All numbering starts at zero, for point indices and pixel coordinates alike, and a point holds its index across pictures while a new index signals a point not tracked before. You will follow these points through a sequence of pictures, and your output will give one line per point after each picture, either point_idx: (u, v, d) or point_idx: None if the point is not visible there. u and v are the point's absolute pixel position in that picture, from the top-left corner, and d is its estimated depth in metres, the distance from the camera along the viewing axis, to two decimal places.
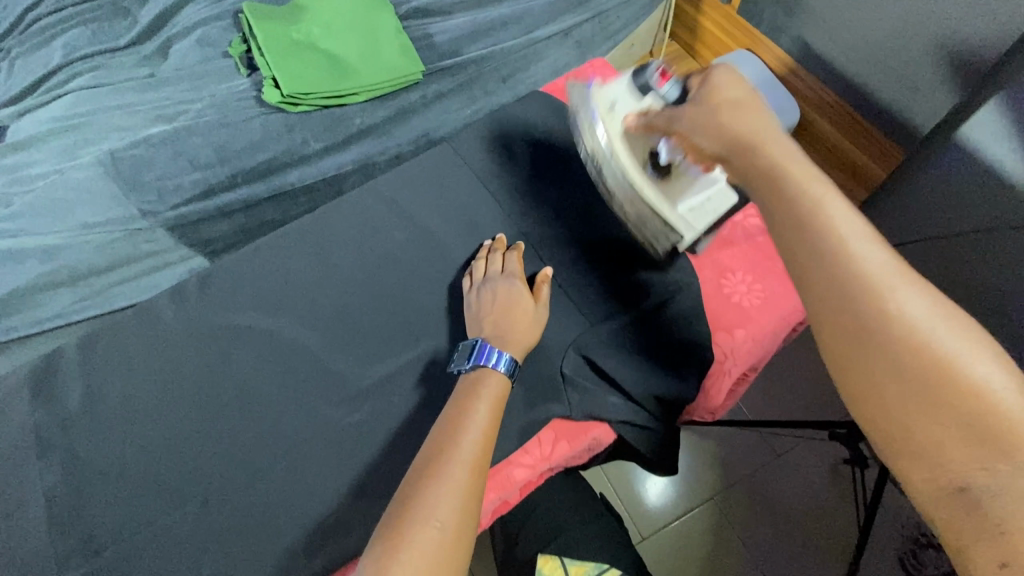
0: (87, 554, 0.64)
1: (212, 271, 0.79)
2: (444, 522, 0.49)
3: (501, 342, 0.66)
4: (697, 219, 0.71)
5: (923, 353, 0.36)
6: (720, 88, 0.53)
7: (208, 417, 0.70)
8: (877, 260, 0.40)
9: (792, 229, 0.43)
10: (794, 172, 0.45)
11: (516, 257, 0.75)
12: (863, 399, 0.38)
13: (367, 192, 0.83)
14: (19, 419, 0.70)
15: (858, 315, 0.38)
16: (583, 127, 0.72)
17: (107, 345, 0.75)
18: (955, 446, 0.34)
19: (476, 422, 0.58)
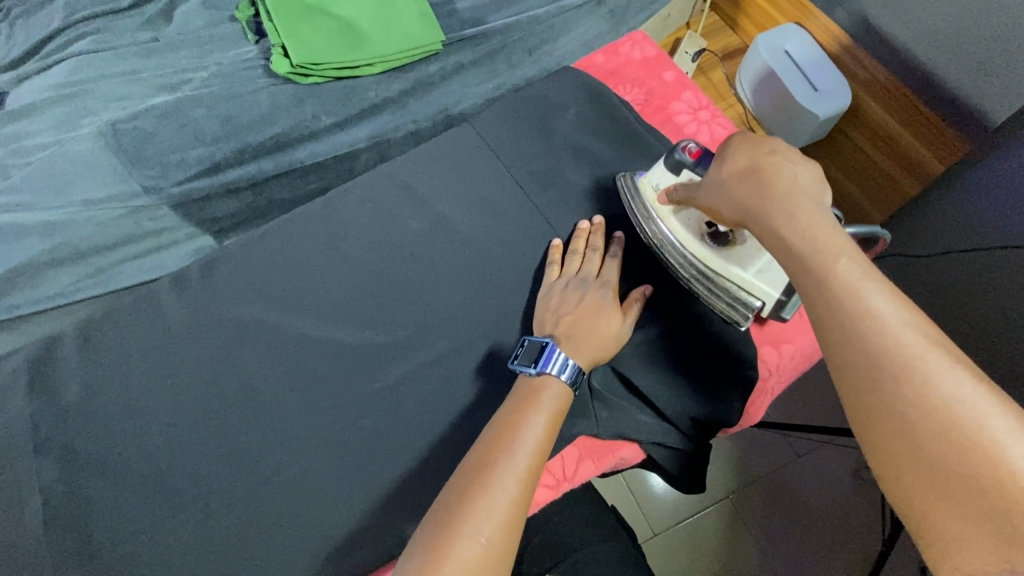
0: (83, 556, 0.61)
1: (216, 258, 0.74)
2: (489, 538, 0.46)
3: (574, 349, 0.61)
4: (771, 281, 0.64)
5: (951, 441, 0.36)
6: (734, 156, 0.55)
7: (210, 417, 0.66)
8: (907, 337, 0.40)
9: (820, 309, 0.43)
10: (813, 244, 0.46)
11: (617, 266, 0.68)
12: (895, 491, 0.38)
13: (381, 177, 0.77)
14: (15, 410, 0.67)
15: (881, 404, 0.39)
16: (630, 213, 0.70)
17: (106, 335, 0.71)
18: (993, 554, 0.33)
19: (533, 433, 0.54)
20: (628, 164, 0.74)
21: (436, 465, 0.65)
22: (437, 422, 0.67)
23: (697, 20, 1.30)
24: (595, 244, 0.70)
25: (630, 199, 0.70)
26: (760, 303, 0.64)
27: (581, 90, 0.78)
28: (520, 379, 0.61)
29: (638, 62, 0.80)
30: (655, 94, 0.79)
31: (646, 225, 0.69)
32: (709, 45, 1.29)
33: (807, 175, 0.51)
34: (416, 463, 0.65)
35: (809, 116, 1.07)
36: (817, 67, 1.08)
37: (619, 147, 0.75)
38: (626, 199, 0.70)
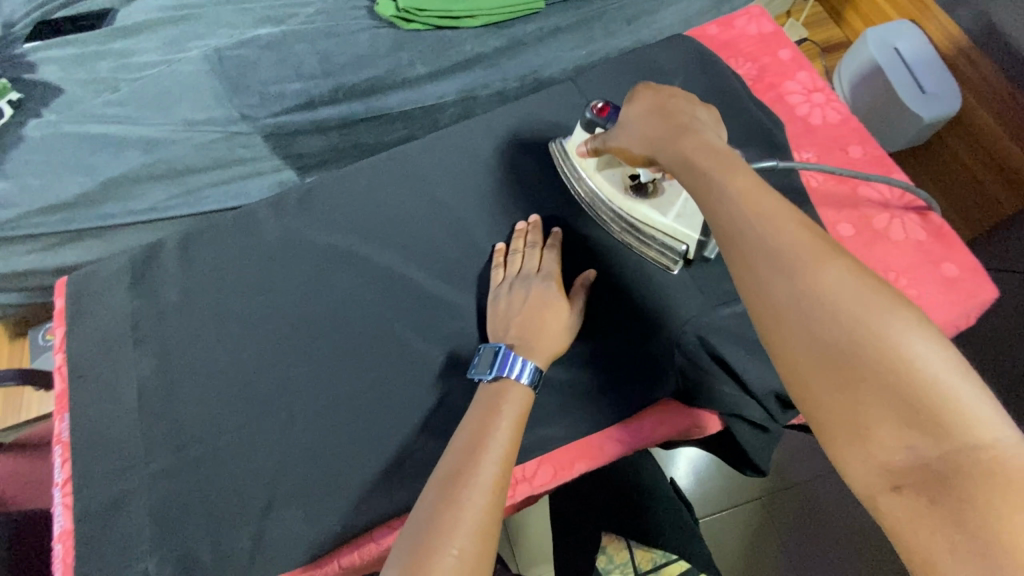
0: (172, 446, 0.64)
1: (313, 187, 0.76)
2: (461, 552, 0.45)
3: (527, 350, 0.60)
4: (692, 222, 0.64)
5: (851, 337, 0.36)
6: (640, 99, 0.57)
7: (297, 335, 0.68)
8: (793, 236, 0.41)
9: (722, 219, 0.44)
10: (712, 161, 0.47)
11: (557, 255, 0.67)
12: (796, 386, 0.38)
13: (479, 125, 0.77)
14: (120, 304, 0.72)
15: (782, 310, 0.39)
16: (566, 178, 0.73)
17: (204, 247, 0.74)
18: (884, 426, 0.35)
19: (498, 444, 0.53)
20: (738, 131, 0.69)
21: None
22: None
23: (800, 9, 1.28)
24: (533, 240, 0.68)
25: (565, 164, 0.72)
26: (685, 246, 0.64)
27: (691, 58, 0.75)
28: (478, 386, 0.60)
29: (755, 38, 0.77)
30: (771, 69, 0.75)
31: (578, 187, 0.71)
32: (811, 36, 1.26)
33: (705, 114, 0.54)
34: None
35: (913, 120, 1.03)
36: (929, 71, 1.03)
37: (727, 115, 0.71)
38: (561, 165, 0.73)
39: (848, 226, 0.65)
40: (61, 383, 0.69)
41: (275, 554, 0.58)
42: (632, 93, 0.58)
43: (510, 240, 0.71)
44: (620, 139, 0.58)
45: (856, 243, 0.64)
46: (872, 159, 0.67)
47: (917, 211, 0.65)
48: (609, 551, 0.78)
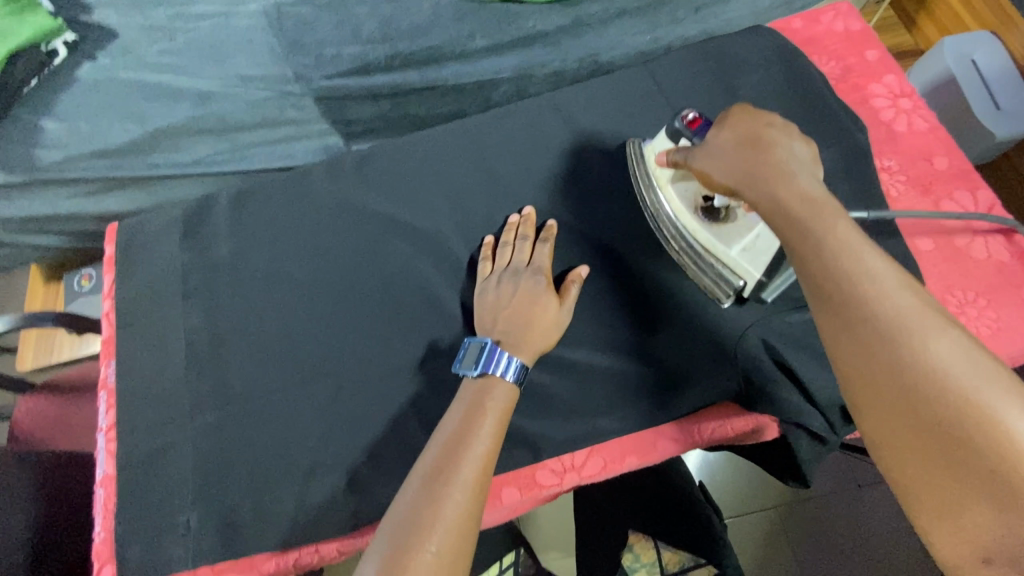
0: (218, 402, 0.64)
1: (370, 153, 0.75)
2: (439, 549, 0.46)
3: (513, 346, 0.58)
4: (758, 261, 0.58)
5: (945, 406, 0.36)
6: (735, 123, 0.52)
7: (347, 302, 0.67)
8: (894, 299, 0.40)
9: (819, 272, 0.43)
10: (812, 212, 0.45)
11: (548, 249, 0.66)
12: (888, 454, 0.39)
13: (544, 102, 0.75)
14: (170, 255, 0.72)
15: (874, 371, 0.39)
16: (637, 180, 0.68)
17: (257, 205, 0.73)
18: (978, 505, 0.34)
19: (481, 441, 0.52)
20: (817, 132, 0.67)
21: (556, 396, 0.61)
22: (565, 354, 0.62)
23: (870, 12, 1.24)
24: (522, 233, 0.67)
25: (640, 166, 0.67)
26: (743, 283, 0.60)
27: (772, 50, 0.72)
28: (464, 382, 0.59)
29: (841, 35, 0.74)
30: (857, 69, 0.71)
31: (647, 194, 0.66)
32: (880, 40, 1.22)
33: (807, 149, 0.49)
34: (535, 390, 0.61)
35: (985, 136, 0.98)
36: (1006, 84, 0.99)
37: (805, 114, 0.68)
38: (636, 165, 0.68)
39: (926, 240, 0.62)
40: (109, 329, 0.69)
41: (316, 519, 0.58)
42: (724, 114, 0.53)
43: (500, 233, 0.69)
44: (702, 160, 0.53)
45: (936, 258, 0.61)
46: (957, 172, 0.65)
47: (1003, 232, 0.62)
48: (635, 550, 0.79)
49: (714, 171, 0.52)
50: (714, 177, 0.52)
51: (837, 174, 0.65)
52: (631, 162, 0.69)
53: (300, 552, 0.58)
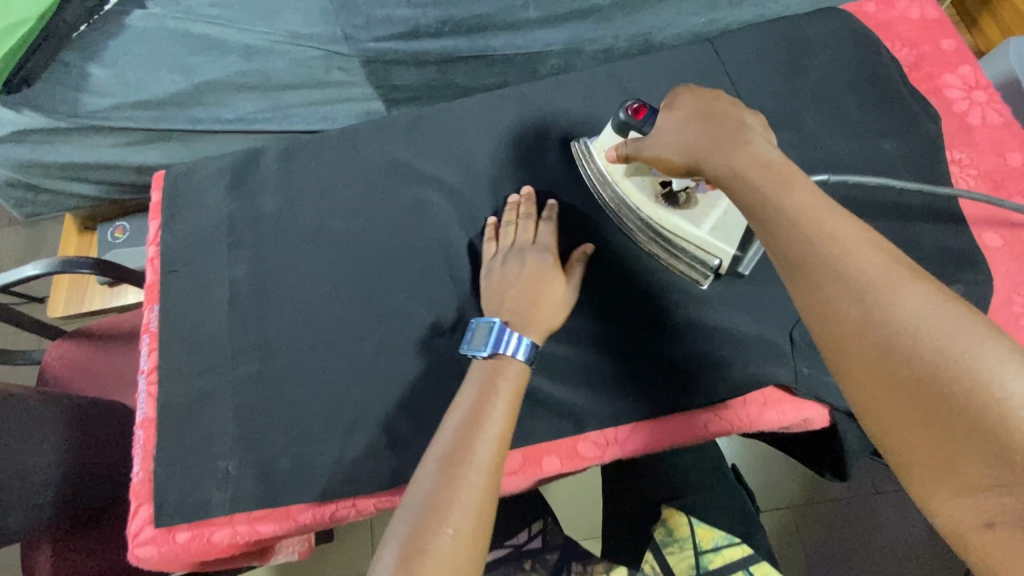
0: (261, 352, 0.63)
1: (421, 115, 0.74)
2: (457, 532, 0.46)
3: (524, 327, 0.58)
4: (729, 235, 0.57)
5: (918, 357, 0.34)
6: (684, 103, 0.50)
7: (393, 262, 0.66)
8: (857, 259, 0.38)
9: (781, 239, 0.41)
10: (769, 177, 0.42)
11: (552, 227, 0.64)
12: (873, 417, 0.36)
13: (602, 73, 0.73)
14: (217, 204, 0.71)
15: (845, 333, 0.37)
16: (589, 181, 0.66)
17: (306, 160, 0.73)
18: (968, 459, 0.31)
19: (494, 425, 0.52)
20: (885, 120, 0.65)
21: (602, 366, 0.60)
22: (613, 327, 0.61)
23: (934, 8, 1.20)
24: (520, 212, 0.65)
25: (590, 165, 0.66)
26: (718, 261, 0.59)
27: (843, 33, 0.70)
28: (473, 364, 0.58)
29: (915, 23, 0.71)
30: (931, 59, 0.69)
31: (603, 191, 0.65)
32: None
33: (754, 116, 0.48)
34: (582, 360, 0.61)
35: None
36: None
37: (873, 101, 0.66)
38: (585, 166, 0.66)
39: (994, 236, 0.61)
40: (153, 275, 0.69)
41: (354, 472, 0.58)
42: (674, 96, 0.52)
43: (501, 213, 0.67)
44: (658, 144, 0.51)
45: (1004, 254, 0.60)
46: None
47: None
48: (668, 526, 0.75)
49: (670, 151, 0.50)
50: (670, 157, 0.49)
51: (903, 164, 0.63)
52: (578, 164, 0.68)
53: (337, 506, 0.57)
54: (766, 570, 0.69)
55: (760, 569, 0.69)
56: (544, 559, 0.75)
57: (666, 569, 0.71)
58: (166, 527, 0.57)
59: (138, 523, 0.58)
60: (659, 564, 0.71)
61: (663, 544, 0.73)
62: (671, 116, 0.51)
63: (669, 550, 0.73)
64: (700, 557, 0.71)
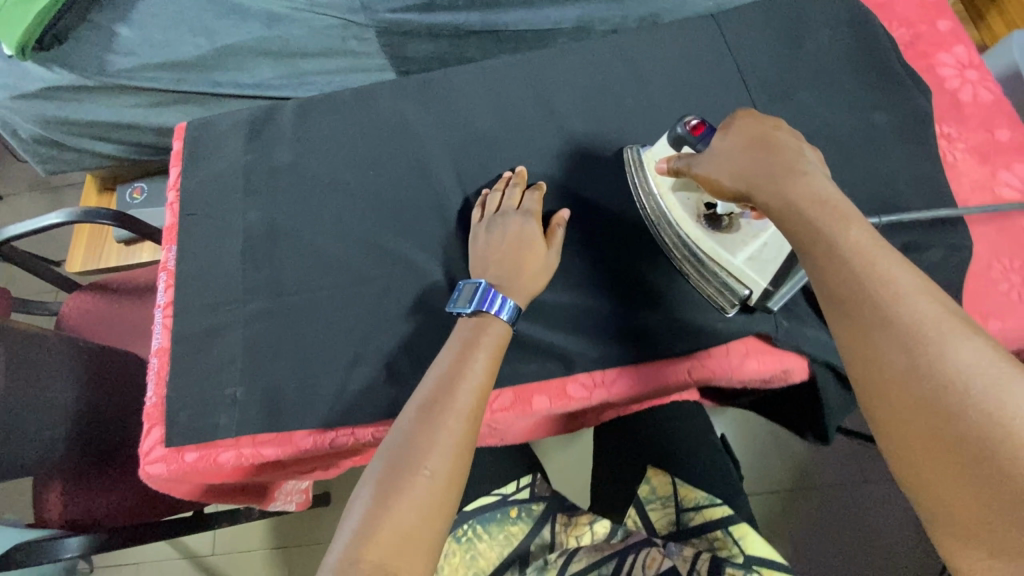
0: (271, 291, 0.67)
1: (431, 78, 0.77)
2: (434, 474, 0.48)
3: (506, 288, 0.60)
4: (763, 268, 0.57)
5: (962, 414, 0.34)
6: (742, 126, 0.50)
7: (400, 214, 0.70)
8: (913, 305, 0.39)
9: (831, 277, 0.42)
10: (827, 215, 0.43)
11: (538, 195, 0.66)
12: (903, 464, 0.37)
13: (607, 42, 0.76)
14: (234, 154, 0.75)
15: (889, 377, 0.38)
16: (636, 187, 0.65)
17: (321, 116, 0.76)
18: (1002, 520, 0.32)
19: (474, 374, 0.54)
20: (879, 94, 0.68)
21: (594, 316, 0.63)
22: (606, 279, 0.65)
23: None
24: (511, 182, 0.67)
25: (639, 173, 0.64)
26: (748, 292, 0.58)
27: (843, 12, 0.73)
28: (458, 320, 0.60)
29: (914, 4, 0.73)
30: (927, 39, 0.71)
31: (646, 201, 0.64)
32: None
33: (813, 152, 0.48)
34: (575, 309, 0.64)
35: None
36: None
37: (866, 77, 0.69)
38: (634, 173, 0.65)
39: (979, 206, 0.63)
40: (172, 218, 0.73)
41: (355, 404, 0.61)
42: (732, 118, 0.52)
43: (493, 185, 0.69)
44: (710, 164, 0.51)
45: (989, 223, 0.62)
46: (1019, 144, 0.65)
47: None
48: (653, 486, 0.80)
49: (722, 175, 0.50)
50: (721, 180, 0.50)
51: (893, 135, 0.66)
52: (628, 168, 0.66)
53: (336, 433, 0.61)
54: (745, 531, 0.65)
55: (740, 530, 0.66)
56: (530, 507, 0.79)
57: (648, 523, 0.76)
58: (176, 447, 0.61)
59: (150, 442, 0.62)
60: (641, 518, 0.77)
61: (646, 501, 0.78)
62: (728, 139, 0.51)
63: (652, 507, 0.77)
64: (681, 514, 0.74)
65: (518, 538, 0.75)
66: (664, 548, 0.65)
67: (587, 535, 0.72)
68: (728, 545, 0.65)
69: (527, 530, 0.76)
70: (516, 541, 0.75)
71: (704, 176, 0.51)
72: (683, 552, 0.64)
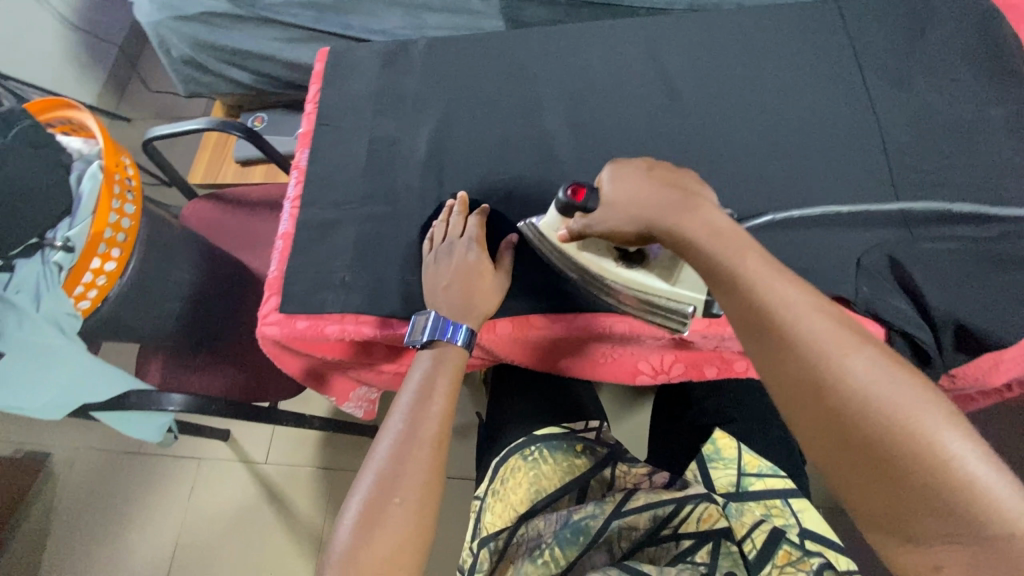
0: (387, 197, 0.75)
1: (552, 31, 0.83)
2: (404, 499, 0.58)
3: (460, 312, 0.66)
4: (693, 285, 0.60)
5: (867, 419, 0.45)
6: (625, 173, 0.57)
7: (507, 147, 0.76)
8: (808, 325, 0.49)
9: (746, 307, 0.50)
10: (724, 245, 0.52)
11: (479, 223, 0.70)
12: (829, 469, 0.48)
13: (725, 15, 0.79)
14: (367, 77, 0.84)
15: (807, 398, 0.48)
16: (548, 257, 0.68)
17: (448, 53, 0.83)
18: (907, 499, 0.44)
19: (435, 410, 0.64)
20: (993, 92, 0.69)
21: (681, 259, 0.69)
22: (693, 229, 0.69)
23: None
24: (455, 210, 0.71)
25: (544, 246, 0.67)
26: (693, 307, 0.61)
27: (965, 12, 0.74)
28: (416, 349, 0.68)
29: None
30: None
31: (564, 265, 0.66)
32: None
33: (694, 181, 0.57)
34: None
35: None
36: None
37: (980, 75, 0.70)
38: (541, 247, 0.67)
39: None
40: (307, 126, 0.82)
41: None
42: (604, 175, 0.59)
43: (436, 215, 0.73)
44: (609, 214, 0.57)
45: None
46: None
47: None
48: (716, 447, 0.78)
49: (625, 221, 0.56)
50: (625, 227, 0.56)
51: (1002, 132, 0.67)
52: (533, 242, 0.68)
53: None
54: (806, 506, 0.67)
55: (799, 504, 0.68)
56: (595, 448, 0.78)
57: (707, 479, 0.74)
58: (290, 315, 0.70)
59: (268, 307, 0.71)
60: (701, 474, 0.75)
61: (708, 459, 0.76)
62: (618, 191, 0.57)
63: (713, 466, 0.75)
64: (742, 478, 0.72)
65: (580, 471, 0.76)
66: (722, 508, 0.65)
67: (647, 481, 0.72)
68: (786, 514, 0.67)
69: (589, 466, 0.77)
70: (578, 473, 0.76)
71: (615, 226, 0.57)
72: (743, 517, 0.63)
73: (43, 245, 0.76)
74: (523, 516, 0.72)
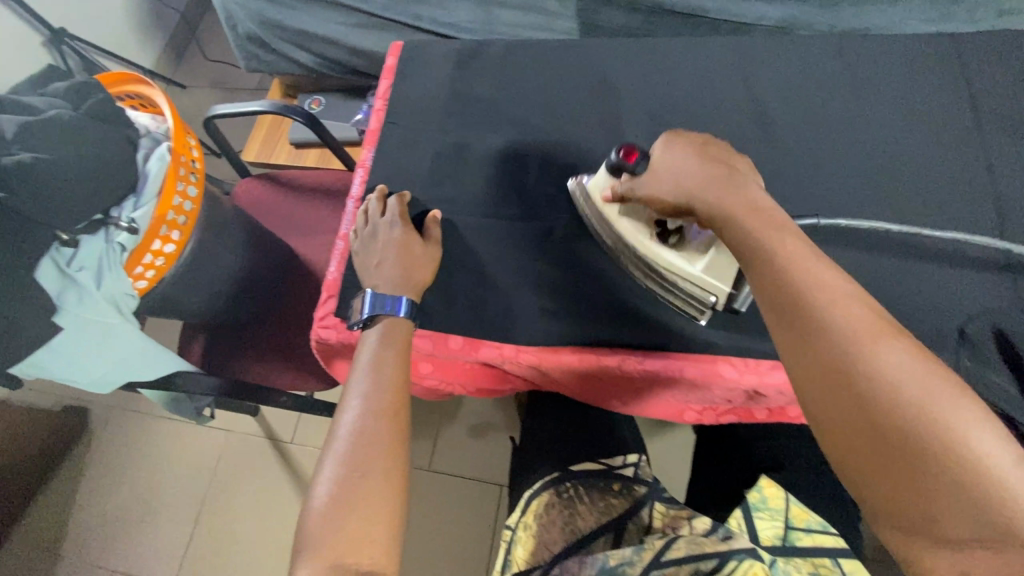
0: (456, 207, 0.73)
1: (640, 45, 0.78)
2: (370, 476, 0.55)
3: (400, 287, 0.64)
4: (721, 273, 0.61)
5: (898, 415, 0.41)
6: (677, 145, 0.59)
7: (584, 166, 0.73)
8: (840, 310, 0.46)
9: (775, 286, 0.49)
10: (758, 220, 0.52)
11: (398, 201, 0.70)
12: (853, 471, 0.44)
13: (826, 44, 0.74)
14: (442, 77, 0.81)
15: (833, 388, 0.44)
16: (585, 220, 0.69)
17: (527, 60, 0.80)
18: (940, 507, 0.39)
19: (385, 381, 0.60)
20: None
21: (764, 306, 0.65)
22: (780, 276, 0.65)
23: None
24: (373, 199, 0.71)
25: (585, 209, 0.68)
26: (715, 297, 0.61)
27: None
28: (364, 331, 0.64)
29: None
30: None
31: (599, 230, 0.67)
32: None
33: (742, 164, 0.58)
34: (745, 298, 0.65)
35: None
36: None
37: None
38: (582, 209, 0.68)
39: None
40: (375, 123, 0.80)
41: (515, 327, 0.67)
42: (658, 144, 0.60)
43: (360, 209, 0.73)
44: (654, 181, 0.58)
45: None
46: None
47: None
48: (762, 495, 0.73)
49: (668, 188, 0.57)
50: (666, 194, 0.57)
51: None
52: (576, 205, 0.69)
53: (490, 345, 0.66)
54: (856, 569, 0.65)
55: (850, 565, 0.66)
56: (633, 487, 0.77)
57: (751, 530, 0.70)
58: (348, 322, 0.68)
59: (325, 311, 0.70)
60: (745, 523, 0.71)
61: (753, 507, 0.72)
62: (666, 160, 0.58)
63: (758, 515, 0.71)
64: (789, 531, 0.69)
65: (617, 511, 0.74)
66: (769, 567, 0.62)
67: (685, 528, 0.68)
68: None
69: (626, 505, 0.75)
70: (615, 513, 0.74)
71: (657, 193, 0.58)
72: None
73: (107, 222, 0.75)
74: (554, 557, 0.68)
